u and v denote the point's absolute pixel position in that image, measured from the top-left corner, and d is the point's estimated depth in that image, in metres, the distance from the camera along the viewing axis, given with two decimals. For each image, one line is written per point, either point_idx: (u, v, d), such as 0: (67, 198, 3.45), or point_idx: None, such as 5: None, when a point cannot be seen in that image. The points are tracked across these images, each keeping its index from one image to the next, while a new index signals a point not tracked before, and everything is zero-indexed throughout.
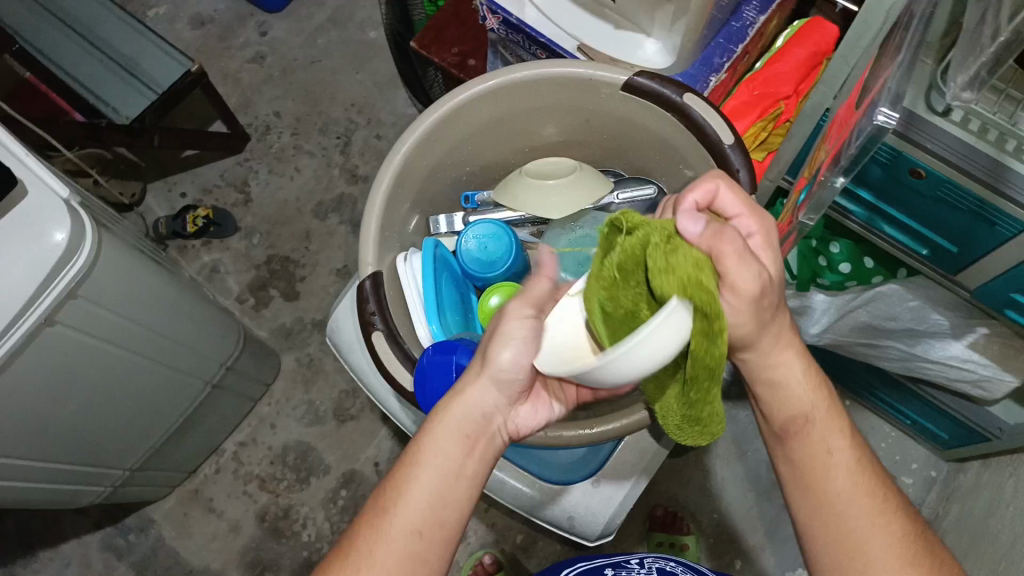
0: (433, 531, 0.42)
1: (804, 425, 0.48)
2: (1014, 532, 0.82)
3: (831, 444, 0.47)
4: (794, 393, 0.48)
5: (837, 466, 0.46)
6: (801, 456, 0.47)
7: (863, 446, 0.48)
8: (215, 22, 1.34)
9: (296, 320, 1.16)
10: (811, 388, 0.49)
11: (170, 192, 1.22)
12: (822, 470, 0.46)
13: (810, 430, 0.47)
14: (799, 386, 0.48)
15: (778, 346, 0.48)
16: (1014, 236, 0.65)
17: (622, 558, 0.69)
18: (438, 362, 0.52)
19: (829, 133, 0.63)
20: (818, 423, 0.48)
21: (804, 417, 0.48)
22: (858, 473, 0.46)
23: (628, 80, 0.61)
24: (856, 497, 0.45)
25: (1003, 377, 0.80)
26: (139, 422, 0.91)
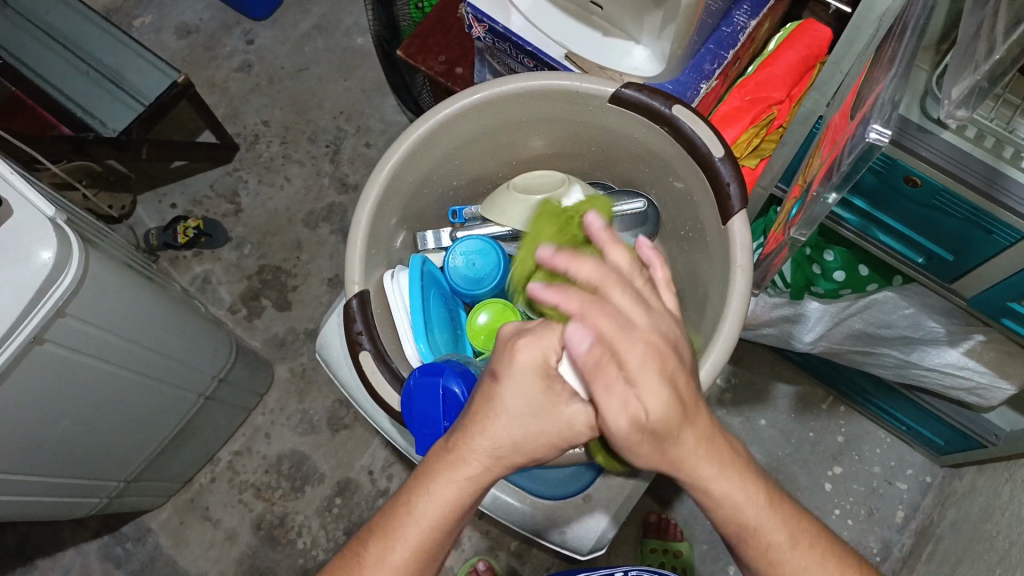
0: (432, 546, 0.43)
1: (753, 533, 0.43)
2: (1012, 537, 0.82)
3: (768, 527, 0.43)
4: (719, 494, 0.43)
5: (791, 560, 0.44)
6: (752, 556, 0.44)
7: (793, 509, 0.45)
8: (201, 32, 1.33)
9: (287, 330, 1.16)
10: (745, 484, 0.43)
11: (160, 203, 1.22)
12: (774, 569, 0.44)
13: (742, 524, 0.43)
14: (722, 488, 0.43)
15: (687, 444, 0.43)
16: (1011, 244, 0.64)
17: (607, 571, 0.68)
18: (424, 385, 0.51)
19: (822, 142, 0.63)
20: (751, 514, 0.44)
21: (743, 527, 0.43)
22: (806, 541, 0.44)
23: (616, 91, 0.60)
24: (809, 566, 0.44)
25: (1000, 384, 0.80)
26: (132, 435, 0.90)
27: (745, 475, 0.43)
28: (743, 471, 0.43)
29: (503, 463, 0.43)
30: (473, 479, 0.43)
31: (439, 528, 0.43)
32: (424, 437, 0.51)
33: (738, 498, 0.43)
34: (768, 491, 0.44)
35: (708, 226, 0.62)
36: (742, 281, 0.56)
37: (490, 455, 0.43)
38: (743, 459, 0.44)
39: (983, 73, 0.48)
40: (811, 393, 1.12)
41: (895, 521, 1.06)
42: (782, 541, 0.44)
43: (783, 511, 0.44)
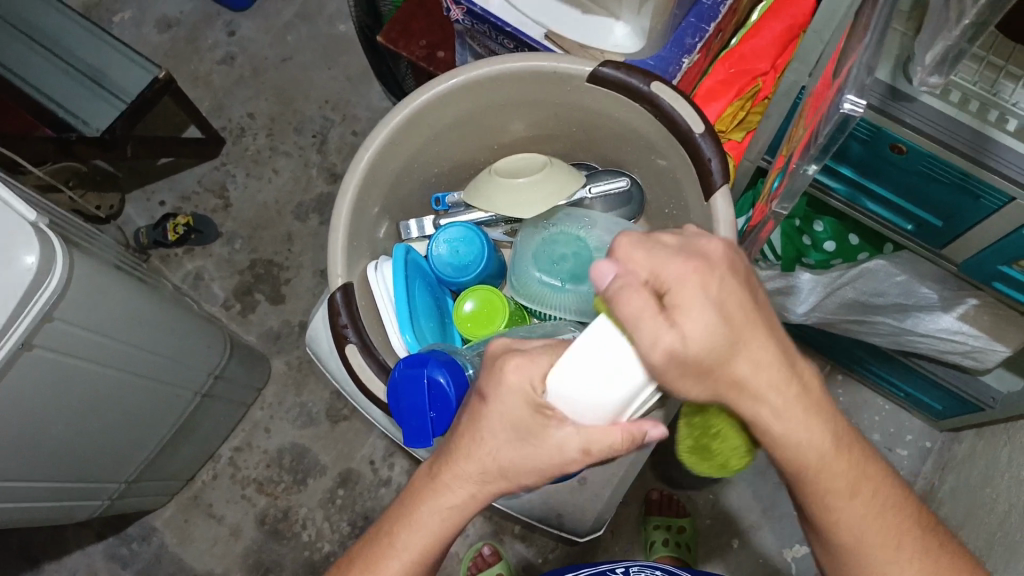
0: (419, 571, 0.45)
1: (815, 477, 0.43)
2: (1010, 501, 0.82)
3: (850, 493, 0.43)
4: (805, 449, 0.42)
5: (847, 516, 0.43)
6: (811, 498, 0.44)
7: (878, 475, 0.44)
8: (181, 25, 1.31)
9: (283, 323, 1.16)
10: (818, 430, 0.42)
11: (148, 201, 1.21)
12: (833, 513, 0.44)
13: (822, 482, 0.43)
14: (813, 443, 0.42)
15: (789, 402, 0.41)
16: (999, 208, 0.63)
17: (607, 567, 0.70)
18: (408, 376, 0.51)
19: (804, 113, 0.62)
20: (832, 473, 0.42)
21: (805, 469, 0.42)
22: (878, 513, 0.43)
23: (593, 71, 0.60)
24: (875, 531, 0.43)
25: (993, 347, 0.80)
26: (129, 435, 0.91)
27: (821, 416, 0.42)
28: (818, 415, 0.42)
29: (489, 488, 0.45)
30: (456, 506, 0.45)
31: (420, 555, 0.45)
32: (410, 429, 0.52)
33: (805, 440, 0.42)
34: (840, 429, 0.43)
35: (691, 203, 0.62)
36: None
37: (472, 483, 0.44)
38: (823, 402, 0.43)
39: (959, 35, 0.47)
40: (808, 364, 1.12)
41: None
42: (850, 487, 0.43)
43: (852, 454, 0.43)
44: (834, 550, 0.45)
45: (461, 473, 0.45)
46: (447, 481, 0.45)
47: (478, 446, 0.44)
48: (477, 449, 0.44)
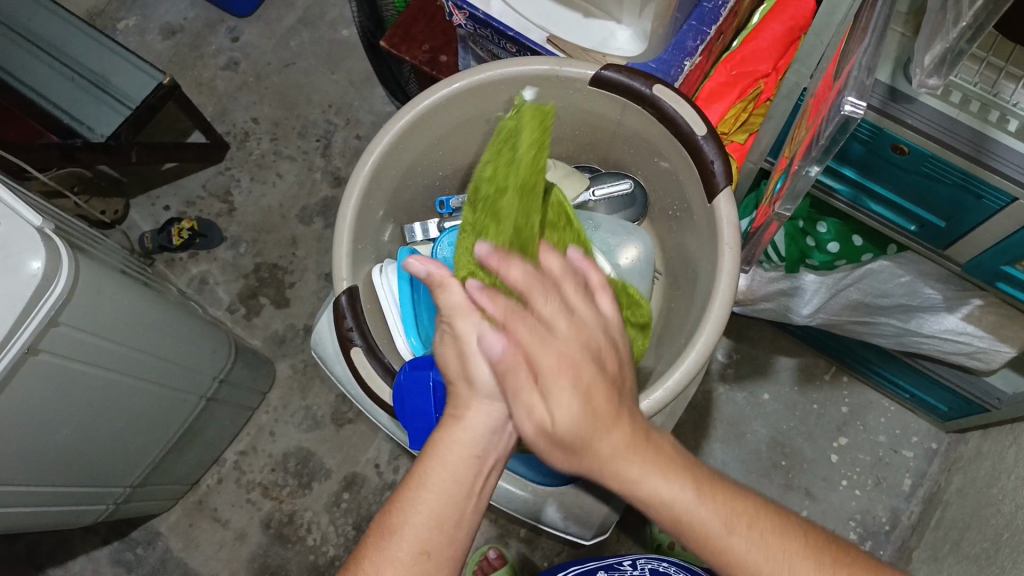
0: (432, 543, 0.43)
1: (635, 488, 0.42)
2: (1016, 502, 0.82)
3: (668, 493, 0.42)
4: (596, 446, 0.42)
5: (686, 508, 0.42)
6: (703, 549, 0.42)
7: (692, 469, 0.43)
8: (186, 31, 1.32)
9: (287, 327, 1.16)
10: (673, 480, 0.42)
11: (153, 206, 1.22)
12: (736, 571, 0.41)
13: (628, 485, 0.42)
14: (594, 435, 0.42)
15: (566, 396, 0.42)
16: (1001, 208, 0.63)
17: (615, 560, 0.71)
18: (414, 380, 0.52)
19: (806, 112, 0.62)
20: (631, 477, 0.42)
21: (626, 477, 0.42)
22: (711, 502, 0.42)
23: (595, 74, 0.60)
24: (718, 521, 0.42)
25: (999, 347, 0.80)
26: (135, 440, 0.91)
27: (674, 466, 0.43)
28: (668, 464, 0.43)
29: (463, 441, 0.45)
30: (448, 461, 0.45)
31: (428, 517, 0.43)
32: (416, 431, 0.53)
33: (638, 467, 0.42)
34: (705, 477, 0.43)
35: (693, 204, 0.62)
36: (730, 259, 0.56)
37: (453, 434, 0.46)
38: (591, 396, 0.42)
39: (957, 39, 0.47)
40: (813, 365, 1.12)
41: (902, 489, 1.06)
42: (665, 476, 0.42)
43: (724, 497, 0.43)
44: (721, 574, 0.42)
45: (466, 417, 0.46)
46: (458, 426, 0.46)
47: (474, 386, 0.47)
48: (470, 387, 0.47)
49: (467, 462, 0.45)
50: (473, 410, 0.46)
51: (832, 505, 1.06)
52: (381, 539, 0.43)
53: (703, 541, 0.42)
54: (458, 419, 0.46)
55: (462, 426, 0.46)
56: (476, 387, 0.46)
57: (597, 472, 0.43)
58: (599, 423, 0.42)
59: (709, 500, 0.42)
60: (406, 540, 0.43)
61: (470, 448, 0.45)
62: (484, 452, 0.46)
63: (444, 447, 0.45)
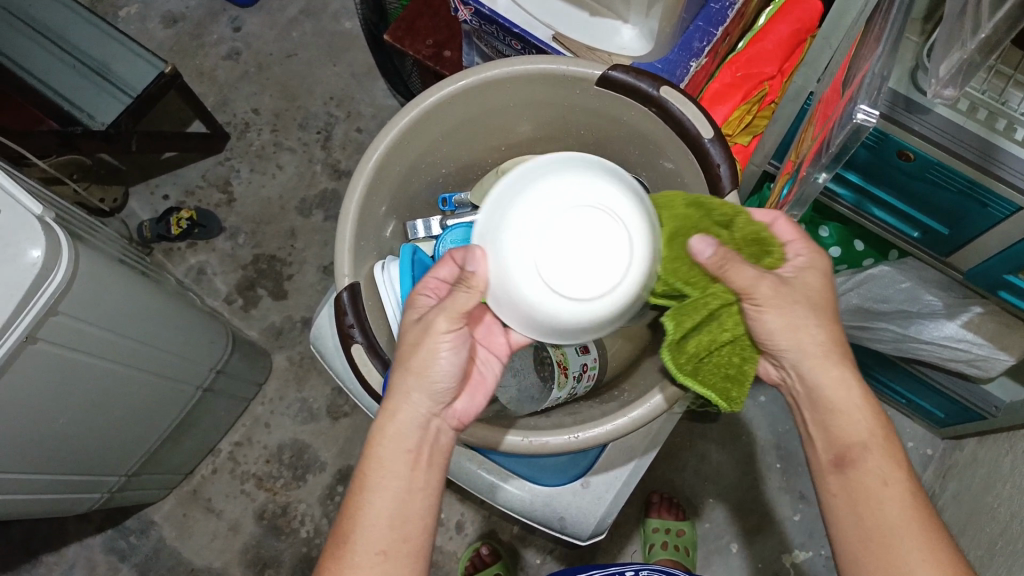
0: (397, 545, 0.46)
1: (861, 453, 0.47)
2: (1011, 508, 0.82)
3: (885, 475, 0.46)
4: (851, 421, 0.48)
5: (896, 495, 0.45)
6: (846, 482, 0.47)
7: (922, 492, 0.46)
8: (188, 20, 1.31)
9: (284, 319, 1.16)
10: (863, 406, 0.48)
11: (152, 195, 1.21)
12: (871, 498, 0.45)
13: (866, 458, 0.47)
14: (856, 411, 0.48)
15: (827, 365, 0.49)
16: (1006, 217, 0.63)
17: (618, 569, 0.71)
18: None
19: (815, 116, 0.62)
20: (876, 451, 0.47)
21: (854, 444, 0.47)
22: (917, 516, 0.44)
23: (603, 74, 0.59)
24: (909, 525, 0.44)
25: (997, 355, 0.79)
26: (131, 430, 0.91)
27: (869, 401, 0.48)
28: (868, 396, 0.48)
29: (410, 446, 0.48)
30: (402, 462, 0.48)
31: (388, 515, 0.46)
32: None
33: (842, 389, 0.48)
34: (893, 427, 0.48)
35: None
36: None
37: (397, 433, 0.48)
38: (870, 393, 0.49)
39: (972, 50, 0.46)
40: None
41: None
42: (893, 471, 0.46)
43: (895, 447, 0.47)
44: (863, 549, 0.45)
45: (396, 412, 0.49)
46: (390, 422, 0.49)
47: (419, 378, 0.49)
48: (409, 378, 0.49)
49: (400, 454, 0.48)
50: (404, 405, 0.49)
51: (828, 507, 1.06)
52: (340, 542, 0.46)
53: (872, 511, 0.45)
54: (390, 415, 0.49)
55: (395, 421, 0.49)
56: (420, 377, 0.49)
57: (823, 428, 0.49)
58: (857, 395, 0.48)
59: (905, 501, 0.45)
60: (366, 536, 0.46)
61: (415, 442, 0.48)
62: (414, 444, 0.48)
63: (379, 444, 0.48)
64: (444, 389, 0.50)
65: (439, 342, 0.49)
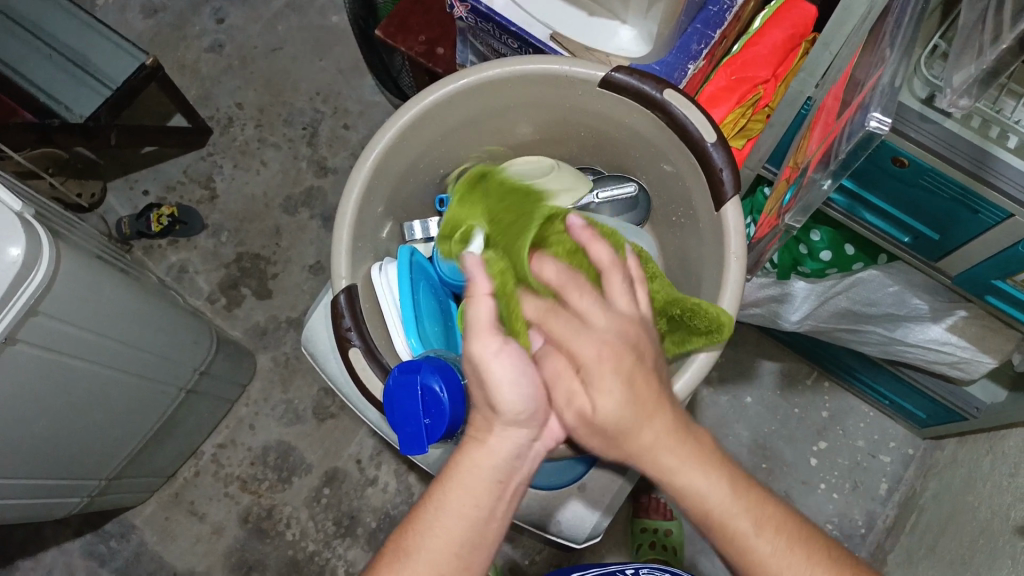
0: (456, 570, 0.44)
1: (718, 524, 0.44)
2: (994, 509, 0.84)
3: (753, 543, 0.43)
4: (694, 492, 0.45)
5: (767, 552, 0.43)
6: (730, 553, 0.44)
7: (788, 527, 0.44)
8: (169, 11, 1.28)
9: (269, 319, 1.13)
10: (712, 478, 0.45)
11: (132, 190, 1.18)
12: (751, 563, 0.43)
13: (721, 528, 0.44)
14: (696, 480, 0.45)
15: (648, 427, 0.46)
16: (997, 223, 0.64)
17: (616, 568, 0.71)
18: (402, 382, 0.51)
19: (814, 123, 0.62)
20: (727, 523, 0.44)
21: (709, 514, 0.44)
22: (799, 555, 0.43)
23: (606, 76, 0.59)
24: (792, 559, 0.43)
25: (981, 359, 0.82)
26: (113, 432, 0.88)
27: (714, 466, 0.46)
28: (714, 467, 0.45)
29: (497, 484, 0.46)
30: (479, 494, 0.45)
31: (450, 551, 0.44)
32: (406, 435, 0.52)
33: (686, 471, 0.45)
34: (734, 466, 0.46)
35: (700, 212, 0.62)
36: (738, 268, 0.56)
37: (486, 462, 0.46)
38: (706, 454, 0.46)
39: (988, 61, 0.46)
40: (796, 369, 1.13)
41: (879, 493, 1.08)
42: (755, 525, 0.44)
43: (754, 501, 0.45)
44: None
45: (488, 441, 0.46)
46: (480, 449, 0.47)
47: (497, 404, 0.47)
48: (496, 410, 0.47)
49: (486, 484, 0.45)
50: (497, 435, 0.47)
51: (813, 507, 1.07)
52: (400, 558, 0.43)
53: (759, 572, 0.43)
54: (480, 440, 0.47)
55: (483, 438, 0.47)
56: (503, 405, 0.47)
57: (681, 506, 0.46)
58: (690, 463, 0.45)
59: (771, 522, 0.44)
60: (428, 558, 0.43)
61: (501, 476, 0.46)
62: (504, 477, 0.46)
63: (465, 471, 0.45)
64: (535, 422, 0.48)
65: (499, 364, 0.47)
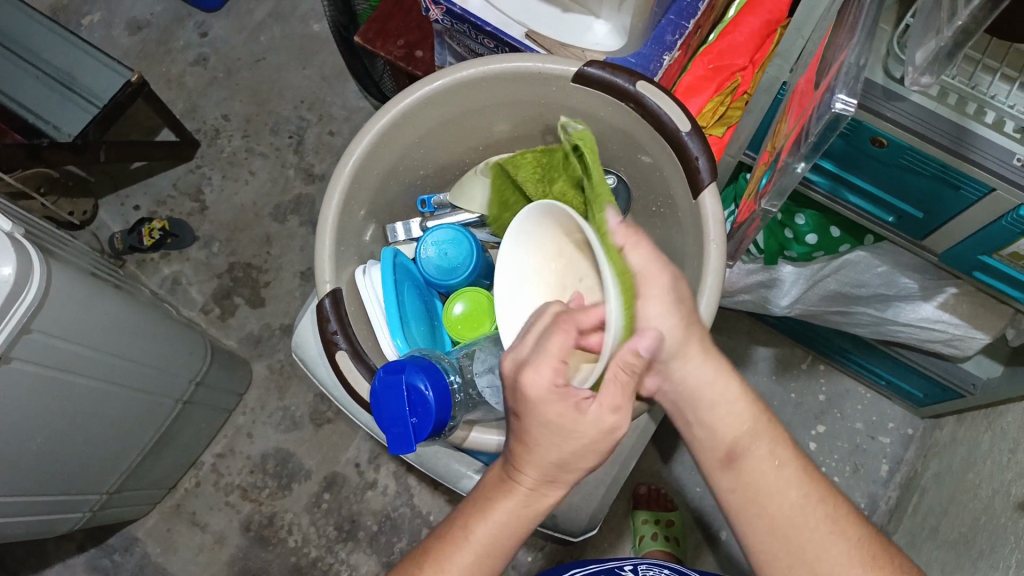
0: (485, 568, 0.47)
1: (743, 443, 0.50)
2: (993, 485, 0.84)
3: (770, 455, 0.49)
4: (726, 411, 0.51)
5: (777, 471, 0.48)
6: (741, 481, 0.49)
7: (805, 460, 0.50)
8: (153, 26, 1.29)
9: (263, 327, 1.14)
10: (741, 405, 0.52)
11: (122, 205, 1.19)
12: (764, 482, 0.48)
13: (744, 447, 0.50)
14: (728, 400, 0.52)
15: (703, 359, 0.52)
16: (979, 198, 0.64)
17: (616, 565, 0.71)
18: (388, 383, 0.51)
19: (790, 106, 0.62)
20: (748, 443, 0.50)
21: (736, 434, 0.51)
22: (805, 482, 0.48)
23: (579, 71, 0.59)
24: (803, 496, 0.48)
25: (974, 334, 0.82)
26: (112, 446, 0.89)
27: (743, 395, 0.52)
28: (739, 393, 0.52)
29: (534, 510, 0.48)
30: (518, 514, 0.47)
31: (485, 556, 0.46)
32: (394, 435, 0.52)
33: (717, 386, 0.52)
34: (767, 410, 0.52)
35: (679, 200, 0.62)
36: (718, 255, 0.56)
37: (535, 486, 0.47)
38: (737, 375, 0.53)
39: (951, 39, 0.46)
40: (790, 355, 1.13)
41: (879, 475, 1.08)
42: (775, 452, 0.49)
43: (777, 433, 0.50)
44: (759, 530, 0.48)
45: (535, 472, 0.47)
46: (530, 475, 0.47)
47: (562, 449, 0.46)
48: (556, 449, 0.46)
49: (528, 510, 0.48)
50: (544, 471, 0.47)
51: None
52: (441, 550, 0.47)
53: (756, 495, 0.48)
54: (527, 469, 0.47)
55: (515, 498, 0.47)
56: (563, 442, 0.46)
57: (704, 429, 0.52)
58: (719, 386, 0.52)
59: (781, 450, 0.50)
60: (465, 562, 0.46)
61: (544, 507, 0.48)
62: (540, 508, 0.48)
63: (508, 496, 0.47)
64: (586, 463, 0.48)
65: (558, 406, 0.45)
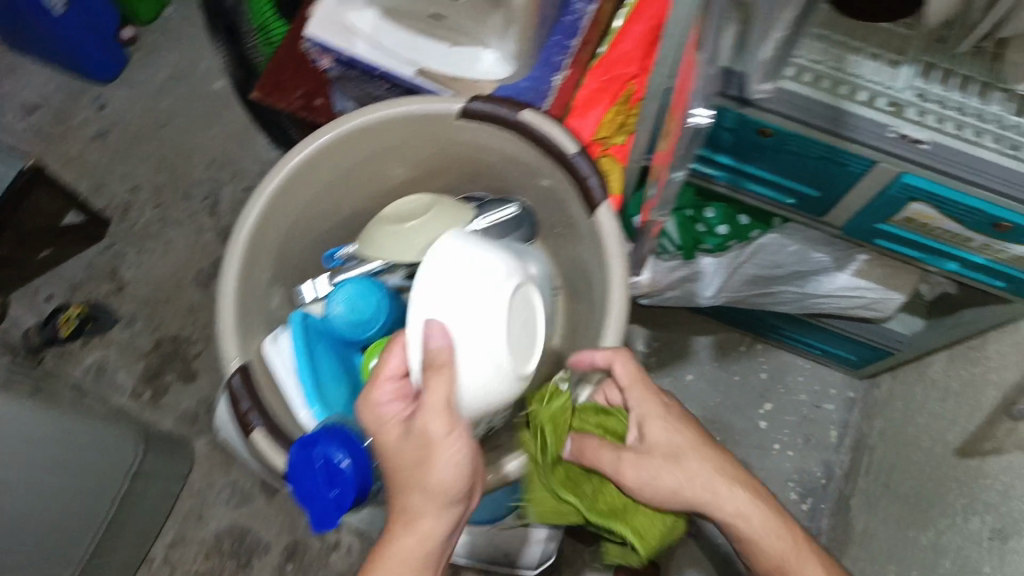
0: None
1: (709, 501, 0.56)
2: (941, 433, 0.88)
3: (735, 510, 0.56)
4: (699, 481, 0.57)
5: (755, 525, 0.56)
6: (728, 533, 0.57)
7: (764, 499, 0.58)
8: (46, 106, 1.25)
9: (200, 401, 1.11)
10: (698, 462, 0.57)
11: (34, 297, 1.15)
12: (752, 542, 0.57)
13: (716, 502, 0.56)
14: (701, 466, 0.57)
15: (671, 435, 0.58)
16: (865, 171, 0.67)
17: None
18: (304, 457, 0.52)
19: (672, 111, 0.64)
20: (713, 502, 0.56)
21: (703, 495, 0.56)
22: (785, 530, 0.57)
23: (464, 107, 0.61)
24: (776, 540, 0.56)
25: (889, 295, 0.86)
26: (45, 557, 0.86)
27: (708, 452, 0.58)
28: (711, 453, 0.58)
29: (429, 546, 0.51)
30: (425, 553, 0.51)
31: None
32: (316, 510, 0.53)
33: (689, 457, 0.57)
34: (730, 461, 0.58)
35: (577, 219, 0.63)
36: (621, 268, 0.58)
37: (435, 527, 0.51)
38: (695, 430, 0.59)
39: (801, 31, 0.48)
40: (729, 340, 1.16)
41: (830, 443, 1.11)
42: (747, 504, 0.57)
43: (744, 485, 0.57)
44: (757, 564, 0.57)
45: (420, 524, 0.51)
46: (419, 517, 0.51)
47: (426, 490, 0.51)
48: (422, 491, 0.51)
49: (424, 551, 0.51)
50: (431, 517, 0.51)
51: (771, 471, 1.10)
52: None
53: (747, 544, 0.57)
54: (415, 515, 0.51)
55: (412, 533, 0.51)
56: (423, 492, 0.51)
57: (689, 492, 0.56)
58: (692, 452, 0.57)
59: (741, 498, 0.57)
60: None
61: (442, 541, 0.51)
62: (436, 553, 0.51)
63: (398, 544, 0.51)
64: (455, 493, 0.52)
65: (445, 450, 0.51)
